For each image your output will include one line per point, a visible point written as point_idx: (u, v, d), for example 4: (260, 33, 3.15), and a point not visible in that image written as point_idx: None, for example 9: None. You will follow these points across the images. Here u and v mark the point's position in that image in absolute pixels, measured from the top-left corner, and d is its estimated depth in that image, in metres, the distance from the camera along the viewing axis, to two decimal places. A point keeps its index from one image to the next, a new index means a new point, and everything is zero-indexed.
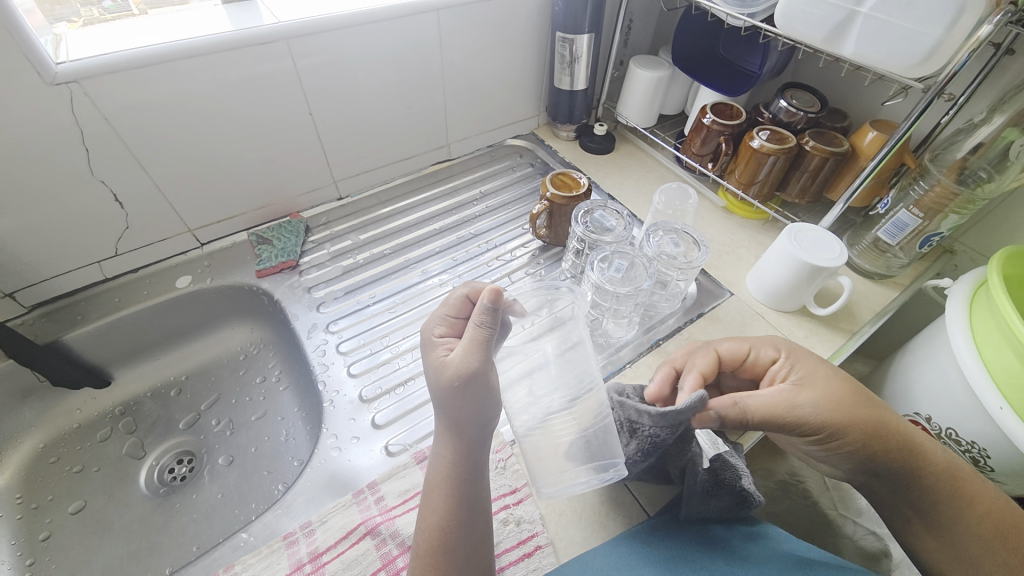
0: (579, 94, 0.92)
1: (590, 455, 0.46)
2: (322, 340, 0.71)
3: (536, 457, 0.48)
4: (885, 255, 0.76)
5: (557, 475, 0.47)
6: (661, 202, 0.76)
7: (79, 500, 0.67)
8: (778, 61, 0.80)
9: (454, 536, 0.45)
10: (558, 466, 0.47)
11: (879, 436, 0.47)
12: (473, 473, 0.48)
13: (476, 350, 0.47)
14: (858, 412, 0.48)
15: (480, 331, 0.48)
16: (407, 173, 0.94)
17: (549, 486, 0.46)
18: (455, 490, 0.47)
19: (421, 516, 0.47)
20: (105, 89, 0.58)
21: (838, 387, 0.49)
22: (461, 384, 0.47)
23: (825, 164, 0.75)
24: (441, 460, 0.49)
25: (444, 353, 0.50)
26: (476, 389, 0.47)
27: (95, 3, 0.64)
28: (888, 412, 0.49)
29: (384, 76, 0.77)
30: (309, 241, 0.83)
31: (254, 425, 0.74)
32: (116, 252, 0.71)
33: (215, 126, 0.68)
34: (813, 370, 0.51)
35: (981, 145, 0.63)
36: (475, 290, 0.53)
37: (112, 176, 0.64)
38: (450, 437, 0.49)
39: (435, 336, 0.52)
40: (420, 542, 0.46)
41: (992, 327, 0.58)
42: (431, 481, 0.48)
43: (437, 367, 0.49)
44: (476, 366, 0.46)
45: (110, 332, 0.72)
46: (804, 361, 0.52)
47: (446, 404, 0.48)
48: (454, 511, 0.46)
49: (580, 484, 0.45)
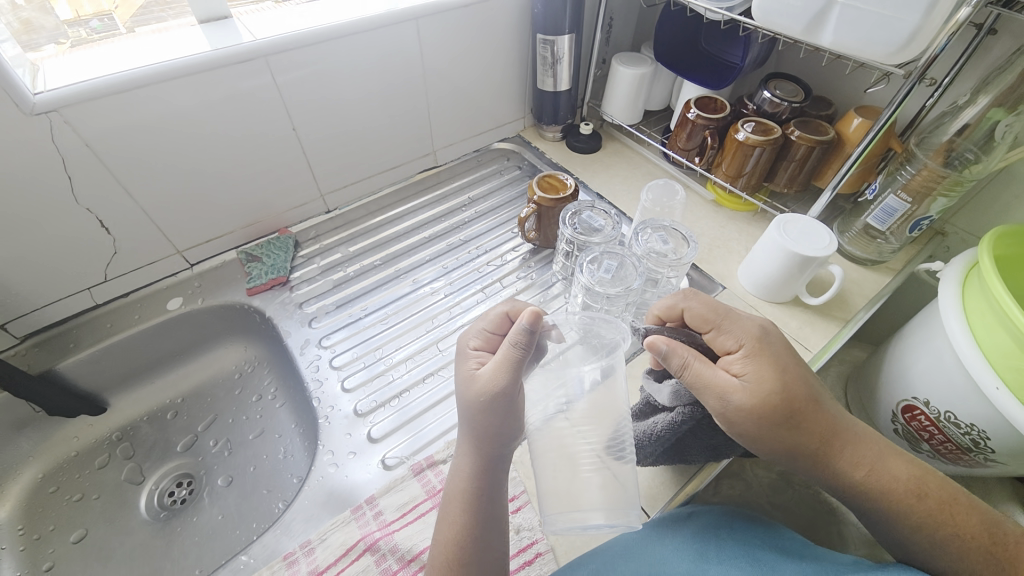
0: (563, 95, 0.92)
1: (607, 498, 0.43)
2: (316, 355, 0.71)
3: (551, 484, 0.45)
4: (876, 241, 0.75)
5: (566, 512, 0.44)
6: (649, 199, 0.76)
7: (81, 529, 0.66)
8: (760, 52, 0.79)
9: (469, 551, 0.45)
10: (568, 499, 0.44)
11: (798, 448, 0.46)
12: (491, 488, 0.48)
13: (506, 368, 0.47)
14: (795, 420, 0.46)
15: (513, 350, 0.47)
16: (396, 181, 0.94)
17: (556, 521, 0.44)
18: (472, 503, 0.47)
19: (439, 530, 0.47)
20: (86, 116, 0.58)
21: (792, 393, 0.46)
22: (487, 400, 0.47)
23: (811, 152, 0.74)
24: (461, 472, 0.49)
25: (474, 366, 0.52)
26: (500, 407, 0.47)
27: (83, 25, 0.64)
28: (812, 434, 0.46)
29: (366, 86, 0.77)
30: (298, 256, 0.83)
31: (252, 443, 0.74)
32: (106, 278, 0.71)
33: (197, 147, 0.68)
34: (777, 366, 0.47)
35: (967, 126, 0.63)
36: (515, 309, 0.53)
37: (97, 203, 0.64)
38: (469, 448, 0.49)
39: (469, 349, 0.53)
40: (437, 556, 0.46)
41: (986, 311, 0.58)
42: (449, 493, 0.49)
43: (466, 379, 0.50)
44: (500, 386, 0.47)
45: (103, 358, 0.72)
46: (775, 355, 0.47)
47: (470, 416, 0.48)
48: (470, 526, 0.46)
49: (588, 524, 0.43)
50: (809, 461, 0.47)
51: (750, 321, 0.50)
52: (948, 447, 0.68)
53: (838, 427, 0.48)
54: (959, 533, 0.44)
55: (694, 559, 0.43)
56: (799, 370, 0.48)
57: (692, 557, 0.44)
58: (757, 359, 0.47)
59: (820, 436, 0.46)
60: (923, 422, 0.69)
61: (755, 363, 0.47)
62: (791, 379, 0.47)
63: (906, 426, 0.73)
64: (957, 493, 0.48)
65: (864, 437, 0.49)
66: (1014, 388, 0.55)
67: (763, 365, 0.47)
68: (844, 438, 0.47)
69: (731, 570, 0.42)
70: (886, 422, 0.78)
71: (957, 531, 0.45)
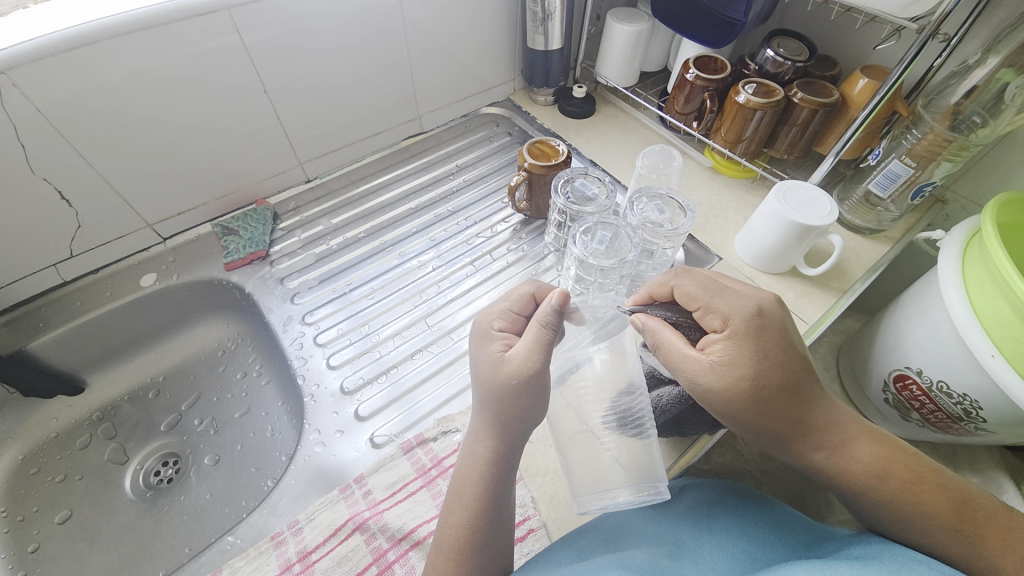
0: (555, 55, 0.87)
1: (632, 476, 0.44)
2: (299, 332, 0.69)
3: (575, 467, 0.46)
4: (876, 209, 0.73)
5: (595, 492, 0.44)
6: (645, 165, 0.73)
7: (65, 510, 0.65)
8: (764, 7, 0.74)
9: (480, 537, 0.44)
10: (594, 479, 0.45)
11: (765, 428, 0.46)
12: (506, 477, 0.46)
13: (539, 350, 0.45)
14: (762, 406, 0.45)
15: (543, 332, 0.45)
16: (380, 148, 0.90)
17: (586, 501, 0.44)
18: (486, 490, 0.45)
19: (446, 513, 0.46)
20: (37, 79, 0.53)
21: (766, 382, 0.45)
22: (520, 384, 0.45)
23: (814, 116, 0.71)
24: (475, 458, 0.47)
25: (500, 348, 0.48)
26: (533, 392, 0.45)
27: None
28: (781, 417, 0.46)
29: (343, 43, 0.72)
30: (278, 229, 0.79)
31: (238, 422, 0.72)
32: (73, 253, 0.67)
33: (162, 112, 0.63)
34: (759, 353, 0.45)
35: (975, 88, 0.60)
36: (542, 291, 0.52)
37: (55, 173, 0.60)
38: (489, 434, 0.47)
39: (493, 330, 0.50)
40: (444, 537, 0.45)
41: (985, 278, 0.56)
42: (461, 476, 0.47)
43: (494, 364, 0.47)
44: (537, 368, 0.44)
45: (76, 337, 0.69)
46: (762, 341, 0.45)
47: (499, 401, 0.46)
48: (484, 512, 0.44)
49: (620, 501, 0.43)
50: (773, 441, 0.48)
51: (744, 300, 0.47)
52: (938, 416, 0.68)
53: (810, 410, 0.47)
54: (922, 510, 0.44)
55: (687, 531, 0.43)
56: (784, 356, 0.45)
57: (685, 529, 0.44)
58: (739, 343, 0.45)
59: (789, 418, 0.46)
60: (914, 392, 0.70)
61: (736, 347, 0.45)
62: (770, 367, 0.45)
63: (897, 396, 0.73)
64: (929, 471, 0.47)
65: (837, 419, 0.48)
66: (1011, 356, 0.54)
67: (743, 351, 0.45)
68: (813, 422, 0.47)
69: (720, 541, 0.42)
70: (877, 392, 0.78)
71: (920, 510, 0.44)
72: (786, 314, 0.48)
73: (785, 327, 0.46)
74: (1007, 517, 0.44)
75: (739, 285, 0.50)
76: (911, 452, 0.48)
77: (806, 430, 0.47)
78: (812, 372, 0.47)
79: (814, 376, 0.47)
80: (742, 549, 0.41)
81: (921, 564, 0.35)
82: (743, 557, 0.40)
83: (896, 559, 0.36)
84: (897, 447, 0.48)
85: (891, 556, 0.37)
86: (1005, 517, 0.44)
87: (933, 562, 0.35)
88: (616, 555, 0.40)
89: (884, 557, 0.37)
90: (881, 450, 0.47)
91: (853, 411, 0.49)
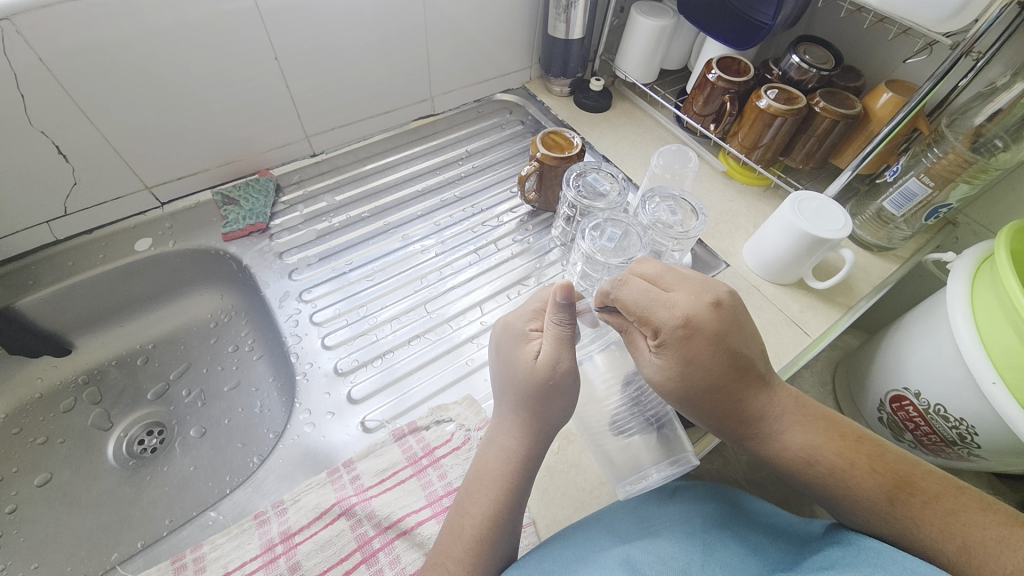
0: (575, 44, 0.84)
1: (661, 452, 0.48)
2: (295, 309, 0.67)
3: (610, 454, 0.51)
4: (888, 227, 0.72)
5: (633, 473, 0.48)
6: (659, 164, 0.72)
7: (46, 472, 0.64)
8: (794, 11, 0.72)
9: (498, 532, 0.43)
10: (632, 462, 0.49)
11: (694, 412, 0.47)
12: (531, 472, 0.46)
13: (566, 349, 0.47)
14: (689, 399, 0.45)
15: (560, 328, 0.47)
16: (388, 128, 0.88)
17: (628, 483, 0.48)
18: (512, 485, 0.44)
19: (457, 511, 0.45)
20: (42, 28, 0.51)
21: (692, 386, 0.44)
22: (554, 383, 0.46)
23: (834, 127, 0.69)
24: (506, 453, 0.46)
25: (535, 349, 0.48)
26: (568, 388, 0.46)
27: None
28: (707, 404, 0.46)
29: (359, 16, 0.69)
30: (280, 202, 0.77)
31: (227, 396, 0.71)
32: (67, 211, 0.65)
33: (168, 74, 0.61)
34: (684, 363, 0.44)
35: (1000, 111, 0.58)
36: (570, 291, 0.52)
37: (54, 127, 0.58)
38: (522, 431, 0.46)
39: (529, 331, 0.49)
40: (463, 526, 0.43)
41: (993, 304, 0.56)
42: (484, 469, 0.46)
43: (527, 369, 0.46)
44: (567, 366, 0.46)
45: (66, 298, 0.67)
46: (690, 352, 0.43)
47: (536, 400, 0.46)
48: (497, 512, 0.43)
49: (656, 477, 0.46)
50: (706, 426, 0.48)
51: (672, 311, 0.44)
52: (932, 439, 0.68)
53: (739, 403, 0.46)
54: (852, 492, 0.43)
55: (677, 525, 0.42)
56: (713, 361, 0.44)
57: (677, 522, 0.42)
58: (666, 352, 0.44)
59: (715, 407, 0.46)
60: (910, 413, 0.69)
61: (666, 355, 0.44)
62: (691, 371, 0.44)
63: (892, 415, 0.73)
64: (865, 454, 0.45)
65: (768, 409, 0.46)
66: (1013, 385, 0.54)
67: (673, 360, 0.44)
68: (741, 411, 0.46)
69: (713, 539, 0.40)
70: (873, 410, 0.78)
71: (850, 493, 0.43)
72: (726, 316, 0.45)
73: (718, 333, 0.44)
74: (952, 499, 0.41)
75: (677, 287, 0.46)
76: (852, 437, 0.46)
77: (735, 418, 0.46)
78: (748, 370, 0.45)
79: (747, 374, 0.45)
80: (727, 550, 0.39)
81: (897, 563, 0.35)
82: (733, 561, 0.38)
83: (871, 561, 0.35)
84: (835, 431, 0.46)
85: (867, 558, 0.36)
86: (951, 498, 0.41)
87: (908, 561, 0.34)
88: (607, 556, 0.39)
89: (860, 561, 0.36)
90: (813, 435, 0.46)
91: (791, 398, 0.47)
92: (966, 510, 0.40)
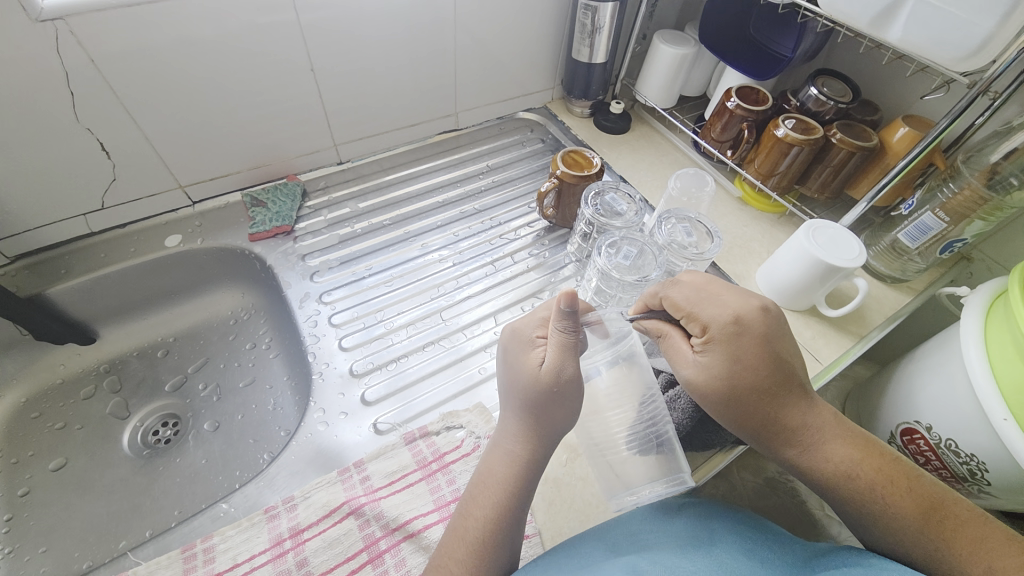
0: (597, 69, 0.87)
1: (653, 470, 0.48)
2: (315, 310, 0.69)
3: (603, 470, 0.52)
4: (902, 259, 0.72)
5: (625, 489, 0.49)
6: (676, 187, 0.73)
7: (61, 458, 0.65)
8: (813, 44, 0.74)
9: (501, 535, 0.43)
10: (625, 478, 0.49)
11: (737, 417, 0.46)
12: (533, 479, 0.46)
13: (570, 356, 0.47)
14: (736, 399, 0.45)
15: (564, 336, 0.47)
16: (412, 140, 0.90)
17: (620, 497, 0.49)
18: (514, 489, 0.45)
19: (465, 510, 0.45)
20: (96, 31, 0.54)
21: (739, 384, 0.45)
22: (558, 389, 0.46)
23: (850, 159, 0.70)
24: (511, 457, 0.47)
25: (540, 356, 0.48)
26: (572, 397, 0.47)
27: None
28: (754, 406, 0.45)
29: (392, 33, 0.72)
30: (305, 207, 0.80)
31: (242, 392, 0.72)
32: (103, 205, 0.68)
33: (208, 80, 0.64)
34: (733, 358, 0.45)
35: (1016, 150, 0.59)
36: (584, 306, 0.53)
37: (99, 124, 0.61)
38: (526, 437, 0.47)
39: (535, 338, 0.50)
40: (465, 526, 0.44)
41: (1008, 339, 0.56)
42: (489, 474, 0.46)
43: (532, 375, 0.47)
44: (571, 374, 0.46)
45: (95, 288, 0.70)
46: (739, 348, 0.45)
47: (539, 406, 0.47)
48: (499, 518, 0.43)
49: (651, 494, 0.47)
50: (748, 435, 0.47)
51: (724, 308, 0.47)
52: (942, 474, 0.67)
53: (784, 410, 0.46)
54: (889, 511, 0.43)
55: (685, 538, 0.42)
56: (762, 360, 0.45)
57: (684, 535, 0.42)
58: (713, 347, 0.46)
59: (762, 410, 0.45)
60: (920, 446, 0.68)
61: (712, 352, 0.46)
62: (742, 366, 0.45)
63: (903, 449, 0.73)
64: (902, 474, 0.45)
65: (812, 420, 0.46)
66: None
67: (721, 356, 0.46)
68: (785, 418, 0.46)
69: (721, 554, 0.40)
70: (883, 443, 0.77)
71: (887, 510, 0.43)
72: (773, 323, 0.47)
73: (765, 334, 0.46)
74: (980, 526, 0.41)
75: (726, 293, 0.49)
76: (888, 457, 0.46)
77: (780, 424, 0.46)
78: (791, 377, 0.46)
79: (794, 379, 0.46)
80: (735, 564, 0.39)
81: None
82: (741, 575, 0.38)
83: None
84: (872, 449, 0.46)
85: None
86: (978, 525, 0.41)
87: None
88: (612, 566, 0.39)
89: None
90: (852, 451, 0.46)
91: (832, 413, 0.47)
92: (992, 536, 0.40)
